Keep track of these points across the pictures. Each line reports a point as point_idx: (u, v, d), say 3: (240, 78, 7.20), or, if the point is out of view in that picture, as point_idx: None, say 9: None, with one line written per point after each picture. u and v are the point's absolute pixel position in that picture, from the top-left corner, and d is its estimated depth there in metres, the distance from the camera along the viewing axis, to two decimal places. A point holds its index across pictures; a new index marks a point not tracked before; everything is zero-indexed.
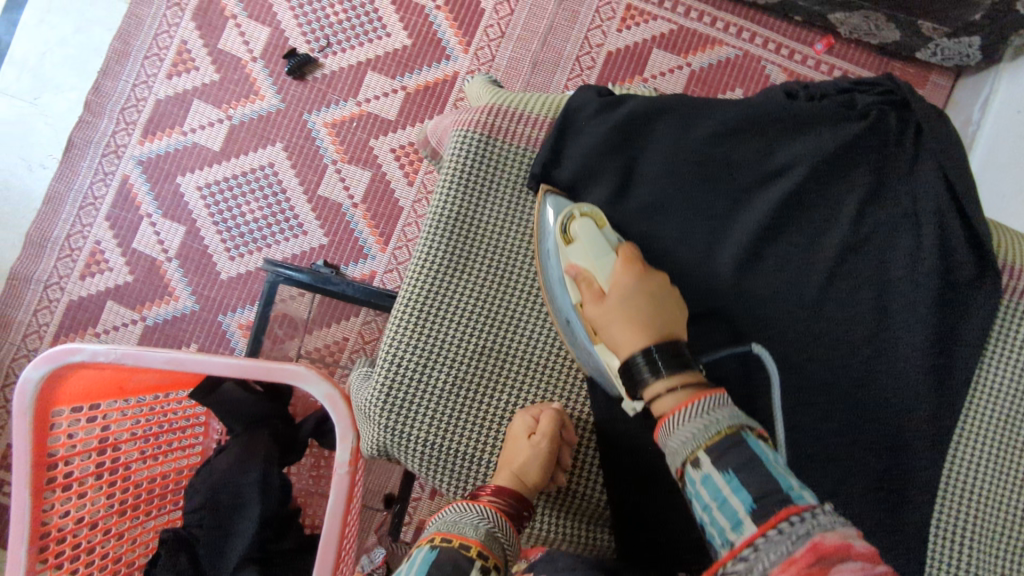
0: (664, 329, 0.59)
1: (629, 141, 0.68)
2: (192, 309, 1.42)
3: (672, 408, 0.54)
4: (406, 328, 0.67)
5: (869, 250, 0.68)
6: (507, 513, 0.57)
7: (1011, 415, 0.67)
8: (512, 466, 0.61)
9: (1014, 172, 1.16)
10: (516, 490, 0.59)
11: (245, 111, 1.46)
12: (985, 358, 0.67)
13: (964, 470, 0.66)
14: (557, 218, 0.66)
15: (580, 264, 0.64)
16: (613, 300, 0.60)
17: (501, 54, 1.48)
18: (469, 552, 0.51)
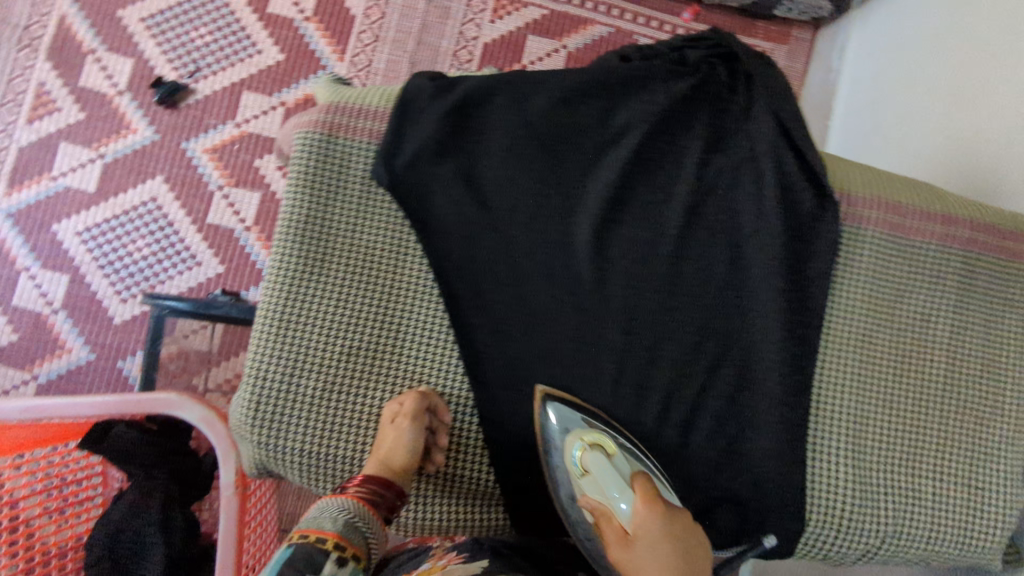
0: (690, 572, 0.55)
1: (467, 125, 0.67)
2: (88, 359, 1.36)
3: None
4: (267, 346, 0.64)
5: (715, 200, 0.70)
6: (371, 502, 0.59)
7: (869, 336, 0.70)
8: (380, 454, 0.62)
9: (876, 113, 1.21)
10: (382, 476, 0.61)
11: (117, 147, 1.40)
12: (837, 285, 0.70)
13: (832, 395, 0.69)
14: (565, 440, 0.67)
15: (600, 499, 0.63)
16: (638, 543, 0.57)
17: (378, 58, 1.45)
18: (324, 545, 0.55)
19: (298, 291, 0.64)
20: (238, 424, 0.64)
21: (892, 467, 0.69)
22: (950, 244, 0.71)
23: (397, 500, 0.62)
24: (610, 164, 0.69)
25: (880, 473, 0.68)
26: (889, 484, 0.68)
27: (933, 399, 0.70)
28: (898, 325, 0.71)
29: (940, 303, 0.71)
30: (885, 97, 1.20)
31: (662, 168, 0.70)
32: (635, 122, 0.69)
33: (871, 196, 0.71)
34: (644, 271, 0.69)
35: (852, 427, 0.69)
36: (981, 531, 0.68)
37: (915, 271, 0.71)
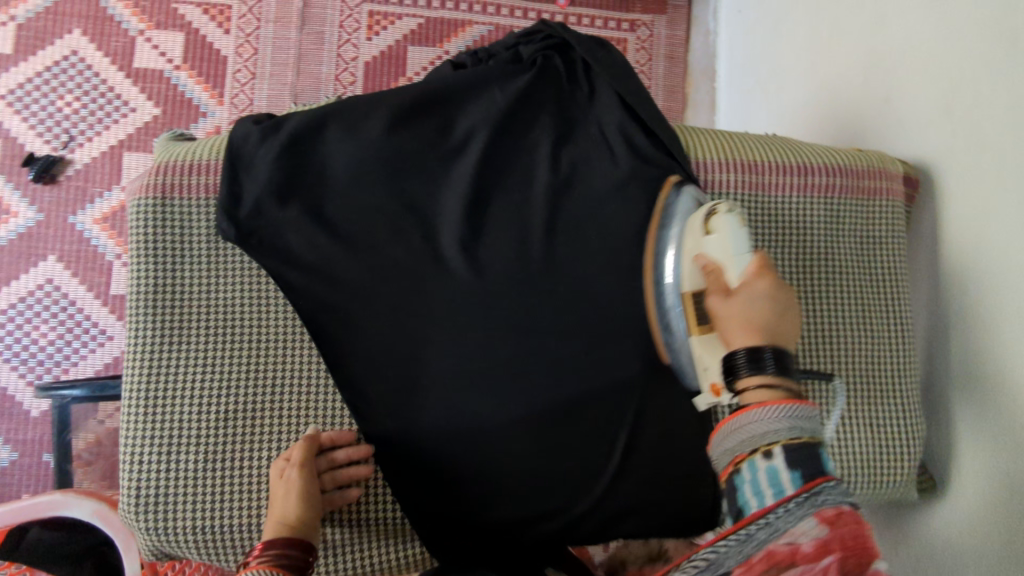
0: (777, 334, 0.53)
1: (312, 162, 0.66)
2: (11, 459, 1.30)
3: (758, 400, 0.51)
4: (138, 424, 0.63)
5: (574, 190, 0.69)
6: (284, 564, 0.55)
7: None
8: (275, 516, 0.59)
9: (755, 68, 1.23)
10: (287, 535, 0.57)
11: (0, 234, 1.32)
12: None
13: None
14: (692, 217, 0.62)
15: (712, 255, 0.58)
16: (742, 297, 0.54)
17: (259, 95, 1.39)
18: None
19: (160, 359, 0.64)
20: (122, 508, 0.62)
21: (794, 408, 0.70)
22: (811, 192, 0.73)
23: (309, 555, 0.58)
24: (463, 175, 0.68)
25: None
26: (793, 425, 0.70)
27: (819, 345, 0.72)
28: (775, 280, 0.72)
29: (811, 251, 0.73)
30: (762, 52, 1.20)
31: (515, 169, 0.69)
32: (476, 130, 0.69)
33: (726, 158, 0.72)
34: (517, 276, 0.67)
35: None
36: (885, 459, 0.70)
37: (781, 224, 0.73)
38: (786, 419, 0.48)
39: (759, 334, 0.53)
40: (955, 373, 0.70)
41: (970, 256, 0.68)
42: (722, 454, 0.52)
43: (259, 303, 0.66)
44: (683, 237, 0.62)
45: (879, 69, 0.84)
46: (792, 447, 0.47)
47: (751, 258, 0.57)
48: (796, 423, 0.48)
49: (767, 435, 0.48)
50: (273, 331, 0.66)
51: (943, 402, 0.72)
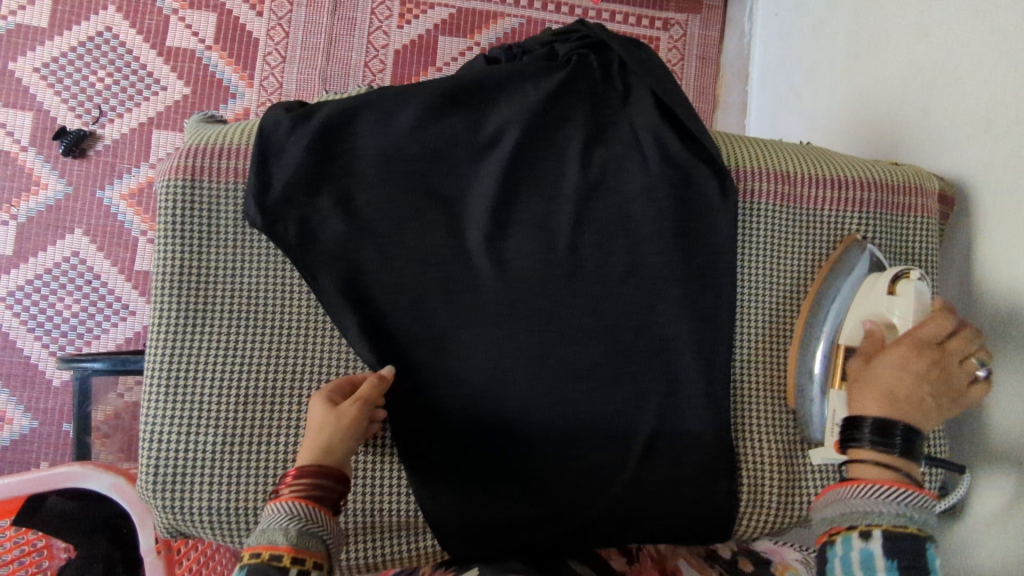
0: (908, 412, 0.55)
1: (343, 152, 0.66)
2: (31, 427, 1.32)
3: (868, 475, 0.53)
4: (160, 403, 0.63)
5: (603, 193, 0.68)
6: (319, 498, 0.52)
7: (782, 299, 0.70)
8: (318, 441, 0.56)
9: (789, 73, 1.21)
10: (328, 467, 0.54)
11: (29, 205, 1.34)
12: (742, 254, 0.70)
13: (750, 365, 0.69)
14: (865, 278, 0.66)
15: (893, 319, 0.61)
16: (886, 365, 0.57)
17: (288, 79, 1.39)
18: (282, 562, 0.47)
19: (184, 340, 0.64)
20: (140, 486, 0.63)
21: None
22: (843, 207, 0.72)
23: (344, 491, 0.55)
24: (492, 173, 0.67)
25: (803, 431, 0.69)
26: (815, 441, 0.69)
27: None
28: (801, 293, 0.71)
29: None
30: (797, 57, 1.18)
31: (545, 169, 0.68)
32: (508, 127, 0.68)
33: (759, 168, 0.71)
34: (541, 276, 0.67)
35: (761, 403, 0.69)
36: None
37: (810, 237, 0.71)
38: (893, 505, 0.50)
39: (897, 407, 0.54)
40: (982, 397, 0.69)
41: (1008, 278, 0.66)
42: (820, 520, 0.54)
43: (283, 288, 0.66)
44: (852, 295, 0.66)
45: (920, 81, 0.82)
46: (893, 536, 0.48)
47: None
48: (902, 513, 0.49)
49: (871, 516, 0.50)
50: (295, 317, 0.66)
51: (966, 425, 0.71)
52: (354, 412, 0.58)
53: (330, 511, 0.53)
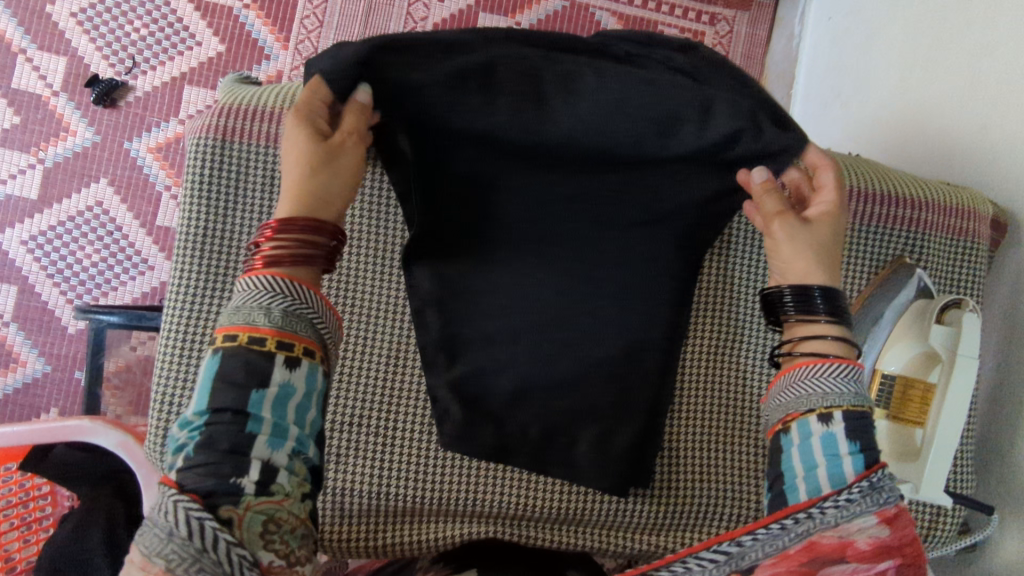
0: (826, 267, 0.58)
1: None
2: (44, 371, 1.33)
3: (816, 352, 0.55)
4: (174, 362, 0.63)
5: (639, 191, 0.66)
6: (301, 258, 0.51)
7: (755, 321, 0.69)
8: (302, 186, 0.54)
9: (836, 79, 1.17)
10: (310, 219, 0.53)
11: (57, 151, 1.34)
12: (717, 263, 0.69)
13: (706, 371, 0.69)
14: (916, 302, 0.64)
15: (941, 348, 0.60)
16: (807, 227, 0.59)
17: (324, 44, 1.37)
18: (264, 347, 0.47)
19: (202, 301, 0.63)
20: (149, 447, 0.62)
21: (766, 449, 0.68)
22: (891, 223, 0.69)
23: (336, 245, 0.55)
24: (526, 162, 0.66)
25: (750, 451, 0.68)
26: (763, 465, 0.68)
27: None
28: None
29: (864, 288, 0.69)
30: (846, 65, 1.14)
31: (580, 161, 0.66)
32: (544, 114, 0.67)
33: None
34: (565, 266, 0.66)
35: (708, 409, 0.68)
36: (926, 520, 0.67)
37: (851, 252, 0.68)
38: (846, 382, 0.52)
39: (811, 270, 0.58)
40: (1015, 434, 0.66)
41: None
42: (772, 402, 0.56)
43: None
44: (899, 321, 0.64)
45: (978, 100, 0.79)
46: (853, 416, 0.51)
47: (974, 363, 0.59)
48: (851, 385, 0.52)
49: (829, 396, 0.52)
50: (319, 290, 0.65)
51: (991, 461, 0.69)
52: (352, 158, 0.57)
53: (311, 274, 0.52)
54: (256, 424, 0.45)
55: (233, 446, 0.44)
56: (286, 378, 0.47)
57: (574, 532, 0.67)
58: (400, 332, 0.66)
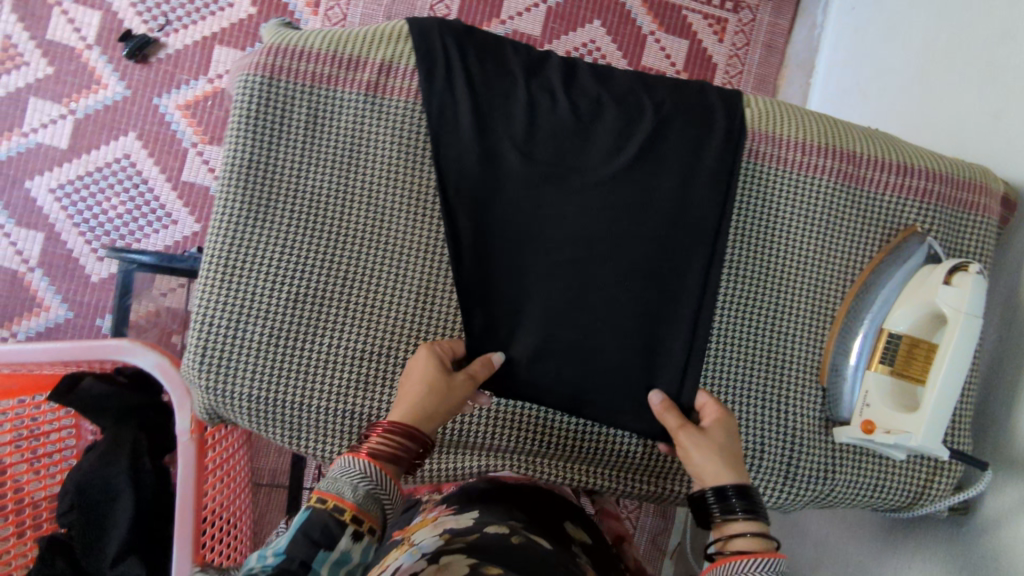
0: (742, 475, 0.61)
1: (395, 65, 0.68)
2: (66, 317, 1.36)
3: (741, 552, 0.56)
4: (215, 287, 0.65)
5: (664, 154, 0.70)
6: (392, 458, 0.58)
7: (783, 274, 0.71)
8: (414, 393, 0.61)
9: (854, 67, 1.20)
10: (410, 424, 0.59)
11: (88, 103, 1.37)
12: (748, 217, 0.71)
13: (733, 320, 0.71)
14: (920, 269, 0.67)
15: (945, 309, 0.62)
16: (711, 433, 0.63)
17: (353, 12, 1.40)
18: (342, 516, 0.52)
19: (245, 230, 0.66)
20: (188, 365, 0.66)
21: (788, 399, 0.70)
22: (905, 193, 0.72)
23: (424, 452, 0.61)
24: (563, 119, 0.70)
25: (775, 400, 0.70)
26: (786, 415, 0.70)
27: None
28: (825, 271, 0.71)
29: (874, 251, 0.72)
30: (866, 55, 1.17)
31: (608, 121, 0.70)
32: (577, 76, 0.72)
33: (820, 143, 0.72)
34: (593, 217, 0.69)
35: (735, 358, 0.70)
36: (924, 474, 0.70)
37: (865, 218, 0.72)
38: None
39: (728, 472, 0.60)
40: (1014, 401, 0.69)
41: None
42: None
43: (346, 196, 0.67)
44: (903, 285, 0.67)
45: (994, 86, 0.81)
46: None
47: (976, 323, 0.61)
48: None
49: None
50: (354, 227, 0.67)
51: (988, 427, 0.72)
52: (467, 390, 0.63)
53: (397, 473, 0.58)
54: (315, 575, 0.48)
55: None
56: (348, 547, 0.51)
57: (587, 471, 0.72)
58: (430, 270, 0.69)
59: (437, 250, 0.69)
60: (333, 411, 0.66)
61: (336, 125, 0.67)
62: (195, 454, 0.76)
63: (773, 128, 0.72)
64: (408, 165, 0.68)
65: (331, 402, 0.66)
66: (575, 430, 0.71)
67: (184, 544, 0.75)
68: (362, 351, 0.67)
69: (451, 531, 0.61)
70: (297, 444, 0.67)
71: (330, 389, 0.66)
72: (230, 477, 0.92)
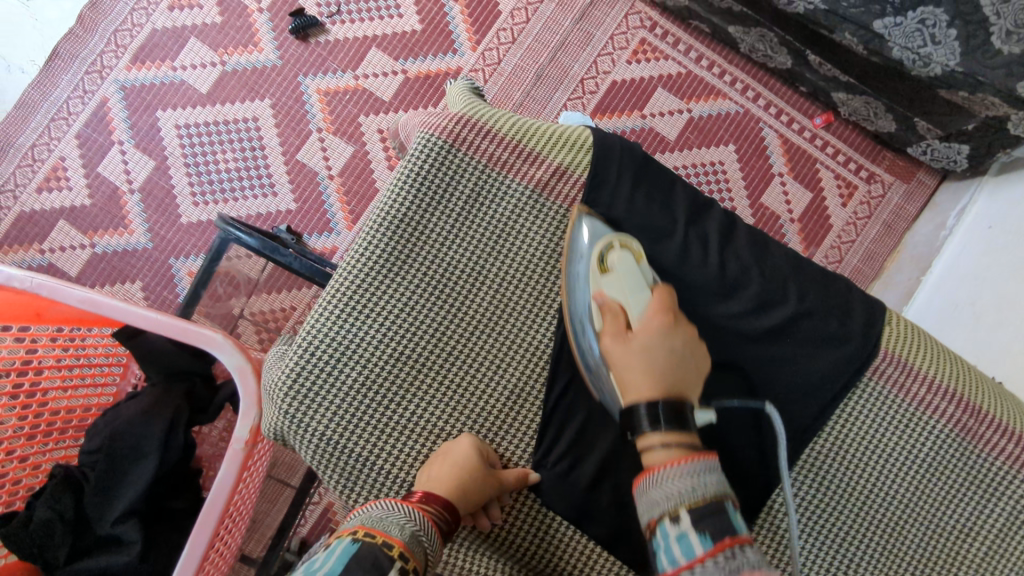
0: (675, 382, 0.61)
1: (569, 171, 0.74)
2: (145, 247, 1.37)
3: (661, 461, 0.58)
4: (327, 319, 0.68)
5: (784, 344, 0.72)
6: (434, 520, 0.59)
7: (869, 505, 0.70)
8: (453, 477, 0.61)
9: (976, 284, 1.16)
10: (449, 501, 0.60)
11: (240, 59, 1.42)
12: (849, 436, 0.70)
13: (811, 536, 0.69)
14: (594, 242, 0.69)
15: (609, 297, 0.66)
16: (635, 341, 0.63)
17: (508, 60, 1.43)
18: (391, 551, 0.53)
19: (375, 277, 0.69)
20: (277, 381, 0.67)
21: None
22: (1016, 466, 0.69)
23: (454, 526, 0.61)
24: (706, 274, 0.73)
25: None
26: None
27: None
28: (909, 513, 0.69)
29: (968, 513, 0.69)
30: (989, 279, 1.13)
31: (749, 291, 0.73)
32: (734, 239, 0.75)
33: (946, 385, 0.71)
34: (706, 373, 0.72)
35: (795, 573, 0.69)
36: None
37: (966, 477, 0.69)
38: (685, 477, 0.56)
39: (648, 383, 0.60)
40: None
41: None
42: (642, 501, 0.58)
43: (475, 272, 0.71)
44: (586, 264, 0.69)
45: None
46: (696, 512, 0.54)
47: (644, 299, 0.66)
48: (697, 482, 0.55)
49: (697, 488, 0.55)
50: (472, 303, 0.71)
51: None
52: (498, 492, 0.64)
53: (440, 527, 0.59)
54: None
55: None
56: None
57: None
58: (530, 370, 0.71)
59: (543, 354, 0.71)
60: (390, 477, 0.66)
61: (492, 204, 0.73)
62: (242, 460, 0.77)
63: (903, 357, 0.71)
64: (545, 262, 0.73)
65: (394, 468, 0.67)
66: None
67: (198, 544, 0.74)
68: (441, 426, 0.68)
69: None
70: (347, 496, 0.67)
71: (397, 454, 0.67)
72: (256, 478, 0.91)
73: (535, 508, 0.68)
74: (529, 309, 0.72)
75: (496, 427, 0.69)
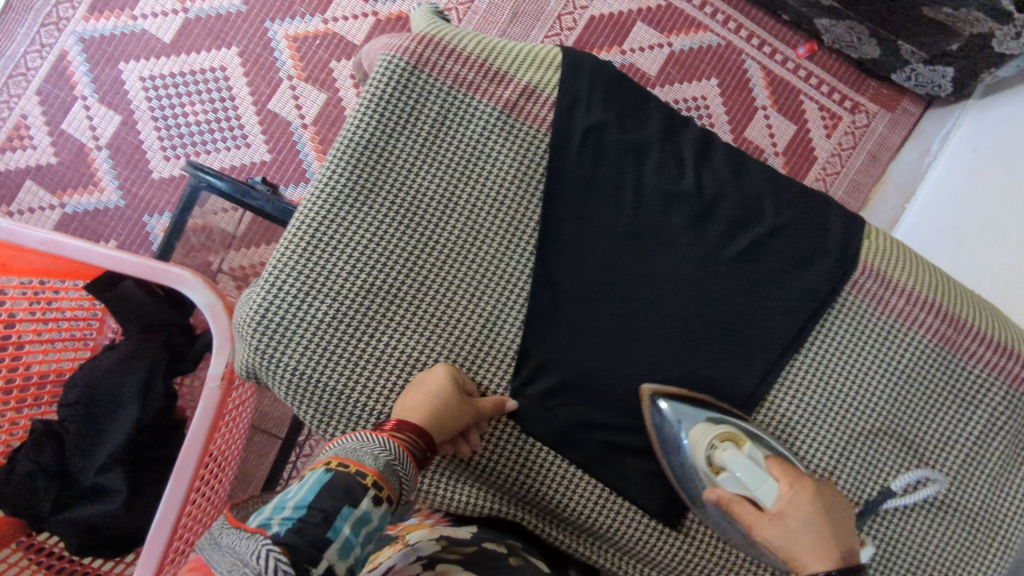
0: (844, 554, 0.54)
1: (539, 90, 0.72)
2: (117, 204, 1.33)
3: None
4: (294, 252, 0.66)
5: (766, 260, 0.71)
6: (409, 449, 0.58)
7: (850, 417, 0.69)
8: (426, 404, 0.61)
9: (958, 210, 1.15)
10: (422, 429, 0.60)
11: (203, 6, 1.36)
12: (830, 349, 0.69)
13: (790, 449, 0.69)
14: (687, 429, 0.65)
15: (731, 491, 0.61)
16: (784, 522, 0.56)
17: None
18: (364, 480, 0.53)
19: (341, 208, 0.67)
20: (246, 318, 0.66)
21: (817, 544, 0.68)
22: (994, 372, 0.69)
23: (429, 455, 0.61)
24: (682, 192, 0.71)
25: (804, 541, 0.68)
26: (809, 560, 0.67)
27: (903, 536, 0.68)
28: (889, 423, 0.69)
29: (948, 421, 0.69)
30: (976, 199, 1.11)
31: (728, 207, 0.71)
32: (711, 157, 0.73)
33: (926, 295, 0.70)
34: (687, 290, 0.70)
35: None
36: None
37: (945, 386, 0.69)
38: None
39: (817, 560, 0.54)
40: None
41: None
42: None
43: (445, 198, 0.69)
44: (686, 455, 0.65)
45: None
46: None
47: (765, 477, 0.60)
48: None
49: None
50: (443, 231, 0.69)
51: None
52: (475, 419, 0.64)
53: (416, 458, 0.59)
54: (336, 533, 0.49)
55: (315, 540, 0.48)
56: (370, 509, 0.52)
57: (591, 543, 0.70)
58: (507, 296, 0.69)
59: (520, 278, 0.69)
60: (367, 408, 0.66)
61: (460, 127, 0.70)
62: (218, 401, 0.76)
63: (883, 269, 0.70)
64: (519, 186, 0.71)
65: (370, 399, 0.66)
66: (599, 501, 0.67)
67: (178, 488, 0.74)
68: (416, 356, 0.67)
69: (449, 540, 0.62)
70: (324, 429, 0.66)
71: (371, 385, 0.66)
72: (238, 424, 0.91)
73: (513, 434, 0.67)
74: (502, 234, 0.70)
75: (472, 353, 0.68)
